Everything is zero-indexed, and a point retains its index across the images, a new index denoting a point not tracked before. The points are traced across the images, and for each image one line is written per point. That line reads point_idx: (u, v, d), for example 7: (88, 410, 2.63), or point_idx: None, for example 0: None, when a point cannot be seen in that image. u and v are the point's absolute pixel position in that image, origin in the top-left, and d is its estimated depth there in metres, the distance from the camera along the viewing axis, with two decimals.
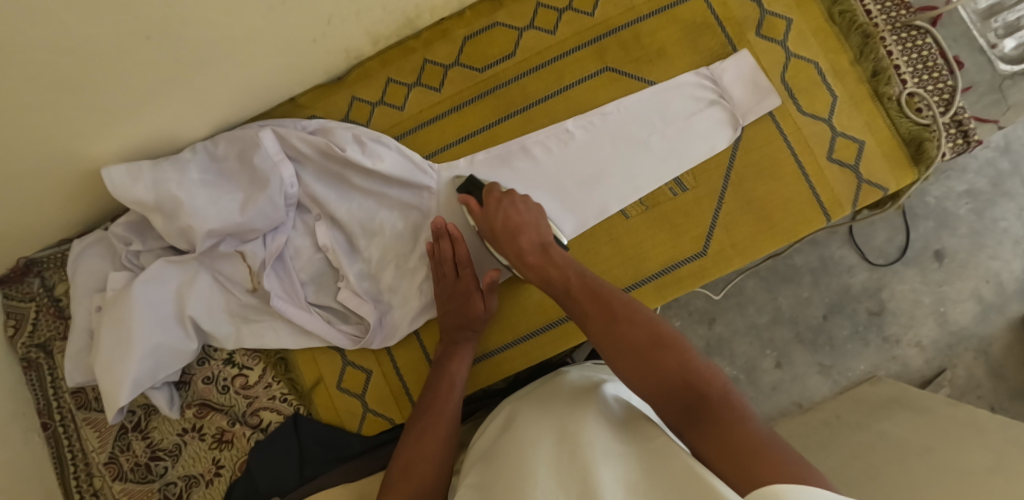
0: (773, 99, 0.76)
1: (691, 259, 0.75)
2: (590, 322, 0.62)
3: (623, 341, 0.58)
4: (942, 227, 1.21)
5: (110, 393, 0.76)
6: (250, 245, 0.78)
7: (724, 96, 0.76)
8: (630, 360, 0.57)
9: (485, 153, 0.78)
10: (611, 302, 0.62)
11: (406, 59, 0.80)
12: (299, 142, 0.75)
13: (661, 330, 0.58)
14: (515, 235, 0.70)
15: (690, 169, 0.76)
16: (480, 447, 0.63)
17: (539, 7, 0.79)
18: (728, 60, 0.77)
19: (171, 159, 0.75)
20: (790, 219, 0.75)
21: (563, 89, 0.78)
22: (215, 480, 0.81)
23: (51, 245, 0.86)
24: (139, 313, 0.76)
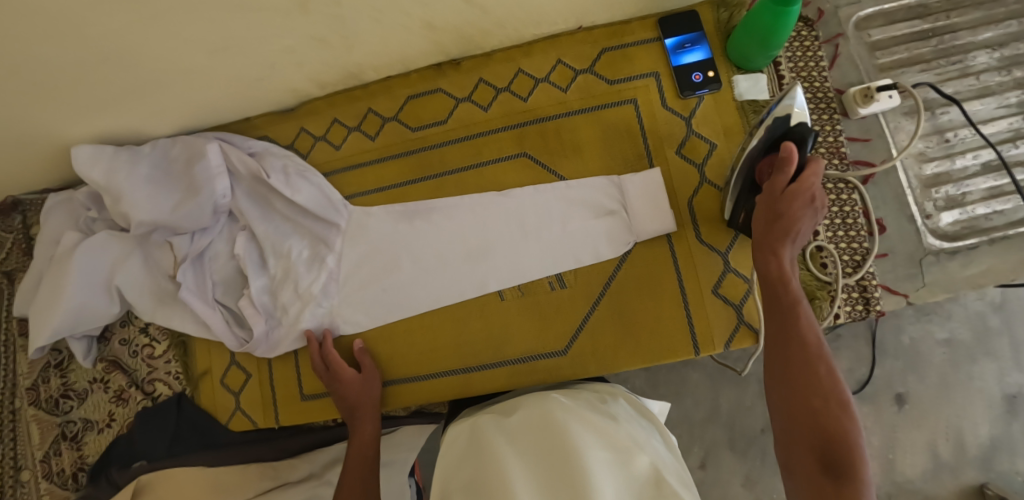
0: (670, 224, 0.76)
1: (551, 355, 0.77)
2: (781, 339, 0.58)
3: (811, 383, 0.55)
4: (910, 369, 0.97)
5: (34, 333, 0.87)
6: (178, 238, 0.86)
7: (625, 208, 0.78)
8: (794, 394, 0.55)
9: (395, 207, 0.83)
10: (808, 330, 0.58)
11: (352, 105, 0.87)
12: (240, 162, 0.84)
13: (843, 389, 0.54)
14: (785, 228, 0.60)
15: (572, 268, 0.78)
16: (459, 458, 0.58)
17: (480, 82, 0.84)
18: (639, 174, 0.78)
19: (130, 150, 0.85)
20: (656, 343, 0.77)
21: (479, 163, 0.82)
22: (105, 429, 0.92)
23: (35, 192, 1.00)
24: (72, 274, 0.85)
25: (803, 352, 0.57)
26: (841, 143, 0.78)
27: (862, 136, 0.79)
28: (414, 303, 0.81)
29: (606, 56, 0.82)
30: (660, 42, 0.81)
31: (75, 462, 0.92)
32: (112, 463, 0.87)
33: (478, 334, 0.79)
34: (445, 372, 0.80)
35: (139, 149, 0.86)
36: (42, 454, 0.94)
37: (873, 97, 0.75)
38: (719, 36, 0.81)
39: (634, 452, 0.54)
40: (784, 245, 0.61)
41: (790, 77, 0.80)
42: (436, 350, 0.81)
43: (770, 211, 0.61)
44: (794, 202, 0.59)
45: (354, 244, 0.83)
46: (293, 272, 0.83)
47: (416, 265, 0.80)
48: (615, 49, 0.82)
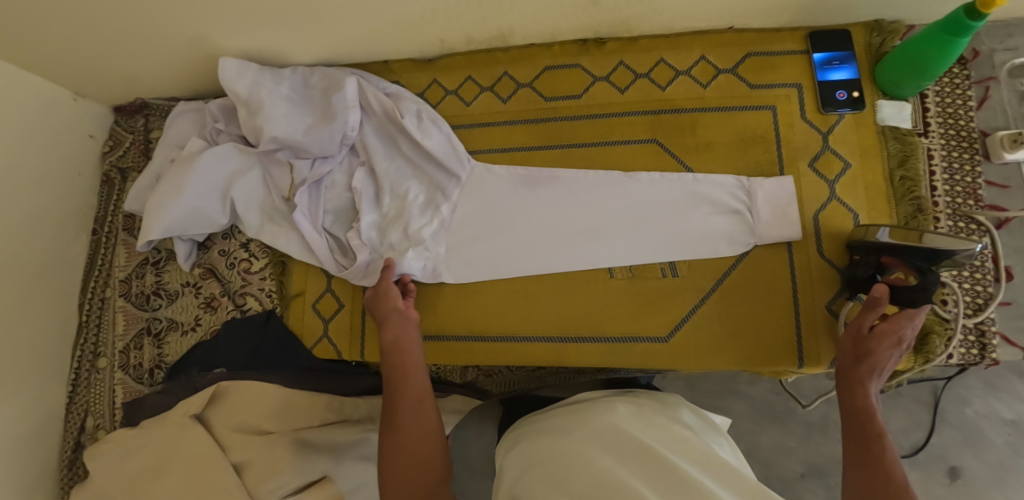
0: (794, 232, 0.76)
1: (652, 340, 0.77)
2: (860, 456, 0.60)
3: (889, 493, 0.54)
4: (967, 445, 1.02)
5: (146, 226, 0.90)
6: (300, 162, 0.89)
7: (750, 209, 0.78)
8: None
9: (517, 169, 0.84)
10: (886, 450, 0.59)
11: (490, 66, 0.89)
12: (377, 100, 0.86)
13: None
14: (871, 354, 0.66)
15: (687, 258, 0.78)
16: (524, 447, 0.69)
17: (620, 65, 0.85)
18: (770, 179, 0.78)
19: (273, 70, 0.88)
20: (756, 349, 0.76)
21: (608, 142, 0.83)
22: (189, 332, 0.94)
23: (164, 98, 1.04)
24: (195, 176, 0.88)
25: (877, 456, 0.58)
26: (978, 184, 0.77)
27: (1000, 182, 0.78)
28: (521, 266, 0.81)
29: (751, 61, 0.82)
30: (807, 55, 0.82)
31: (154, 358, 0.95)
32: (192, 364, 0.89)
33: (580, 306, 0.79)
34: (538, 338, 0.80)
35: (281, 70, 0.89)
36: (122, 345, 0.97)
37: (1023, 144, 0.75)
38: (870, 57, 0.81)
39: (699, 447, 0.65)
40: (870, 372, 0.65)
41: (935, 111, 0.79)
42: (534, 315, 0.80)
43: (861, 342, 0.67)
44: (885, 335, 0.65)
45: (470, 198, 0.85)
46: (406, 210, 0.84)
47: (530, 227, 0.82)
48: (761, 54, 0.82)
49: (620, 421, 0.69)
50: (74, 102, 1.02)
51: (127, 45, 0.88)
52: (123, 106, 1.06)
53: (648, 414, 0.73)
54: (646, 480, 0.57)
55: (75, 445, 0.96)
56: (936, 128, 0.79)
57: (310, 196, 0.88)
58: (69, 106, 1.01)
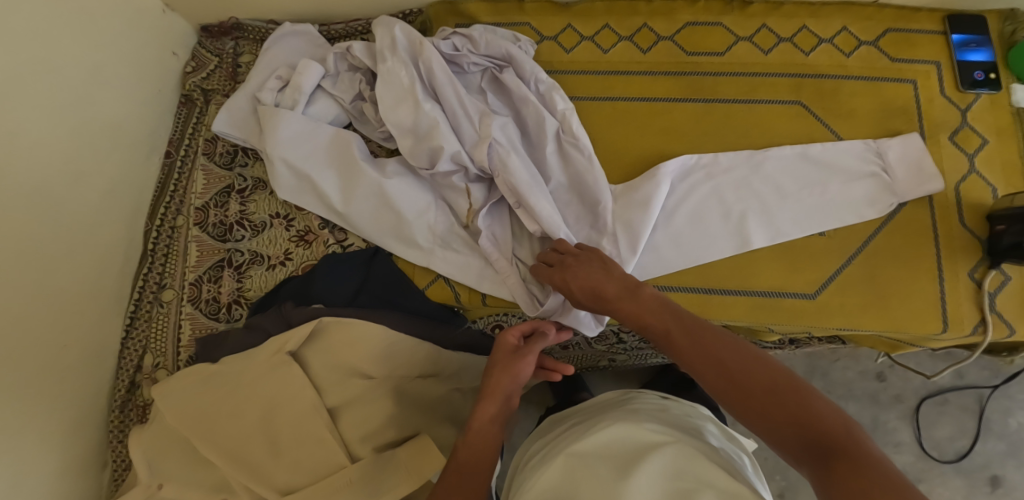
0: (935, 184, 0.77)
1: (799, 296, 0.76)
2: (693, 344, 0.56)
3: (745, 382, 0.51)
4: (1010, 455, 1.25)
5: (278, 177, 0.83)
6: (476, 188, 0.79)
7: (886, 170, 0.79)
8: (746, 391, 0.51)
9: (675, 165, 0.80)
10: (711, 335, 0.56)
11: (630, 16, 0.87)
12: (534, 110, 0.80)
13: (780, 375, 0.51)
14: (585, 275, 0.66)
15: (836, 219, 0.77)
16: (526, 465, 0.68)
17: (763, 28, 0.85)
18: (895, 139, 0.79)
19: (422, 55, 0.80)
20: (901, 312, 0.75)
21: (750, 101, 0.83)
22: (278, 267, 0.86)
23: (260, 21, 0.97)
24: (356, 183, 0.81)
25: (737, 369, 0.52)
26: None
27: None
28: (665, 248, 0.78)
29: (892, 36, 0.84)
30: (946, 36, 0.84)
31: (233, 293, 0.86)
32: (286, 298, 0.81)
33: (722, 260, 0.77)
34: (681, 288, 0.77)
35: (416, 59, 0.80)
36: (193, 277, 0.88)
37: None
38: (1004, 44, 0.83)
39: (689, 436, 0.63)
40: (643, 303, 0.61)
41: None
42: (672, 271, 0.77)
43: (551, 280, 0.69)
44: (569, 264, 0.68)
45: (640, 208, 0.77)
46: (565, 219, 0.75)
47: (686, 232, 0.78)
48: (901, 31, 0.84)
49: (604, 421, 0.67)
50: (162, 14, 0.94)
51: None
52: (211, 27, 0.99)
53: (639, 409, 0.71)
54: (618, 465, 0.57)
55: (128, 385, 0.86)
56: None
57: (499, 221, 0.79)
58: (158, 16, 0.93)
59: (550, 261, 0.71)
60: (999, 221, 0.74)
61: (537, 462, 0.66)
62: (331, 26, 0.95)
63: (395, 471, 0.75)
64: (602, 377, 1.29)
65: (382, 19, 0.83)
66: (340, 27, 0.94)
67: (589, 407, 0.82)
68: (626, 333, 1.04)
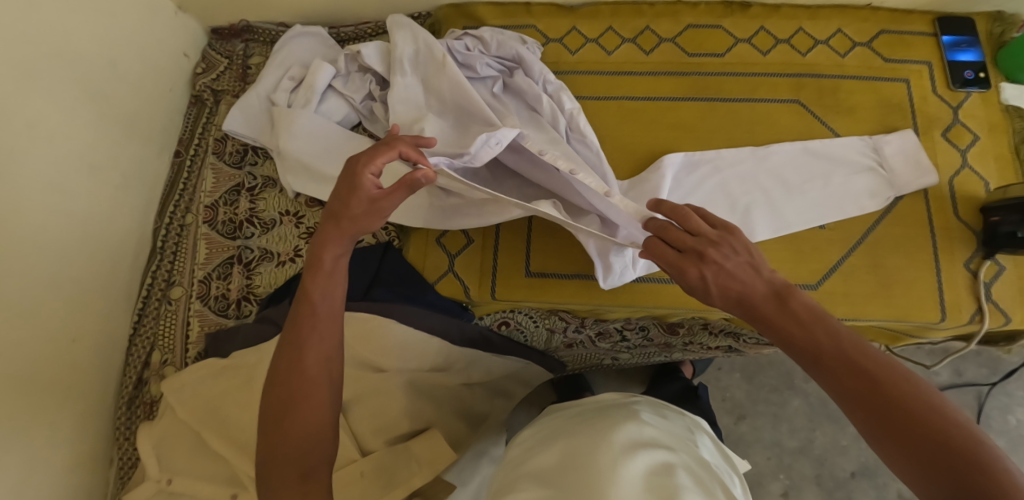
0: (932, 178, 0.79)
1: (802, 287, 0.77)
2: (843, 373, 0.48)
3: (904, 433, 0.44)
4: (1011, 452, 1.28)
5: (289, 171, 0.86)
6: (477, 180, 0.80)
7: (882, 165, 0.81)
8: (904, 443, 0.43)
9: (682, 157, 0.83)
10: (865, 366, 0.47)
11: (634, 19, 0.90)
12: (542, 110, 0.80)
13: (954, 431, 0.42)
14: (722, 265, 0.55)
15: (834, 212, 0.79)
16: (516, 451, 0.68)
17: (761, 30, 0.88)
18: (893, 134, 0.82)
19: (435, 58, 0.81)
20: (903, 301, 0.76)
21: (751, 99, 0.85)
22: (287, 264, 0.86)
23: (271, 23, 1.00)
24: None
25: (900, 413, 0.44)
26: None
27: None
28: None
29: (885, 37, 0.87)
30: (936, 37, 0.87)
31: (242, 289, 0.86)
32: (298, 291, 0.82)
33: None
34: None
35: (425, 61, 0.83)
36: (202, 274, 0.88)
37: None
38: (992, 44, 0.87)
39: (683, 443, 0.61)
40: (797, 319, 0.51)
41: None
42: None
43: (671, 267, 0.57)
44: (706, 255, 0.55)
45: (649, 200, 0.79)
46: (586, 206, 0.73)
47: None
48: (894, 33, 0.88)
49: (602, 416, 0.65)
50: (175, 15, 0.96)
51: None
52: (221, 29, 1.01)
53: (638, 407, 0.69)
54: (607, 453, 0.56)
55: (135, 381, 0.86)
56: None
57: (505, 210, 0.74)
58: (171, 17, 0.95)
59: (678, 244, 0.57)
60: (994, 213, 0.77)
61: (530, 449, 0.65)
62: (341, 28, 0.97)
63: (409, 464, 0.74)
64: (606, 378, 1.30)
65: (403, 23, 0.84)
66: (349, 30, 0.97)
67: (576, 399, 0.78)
68: (630, 331, 1.05)
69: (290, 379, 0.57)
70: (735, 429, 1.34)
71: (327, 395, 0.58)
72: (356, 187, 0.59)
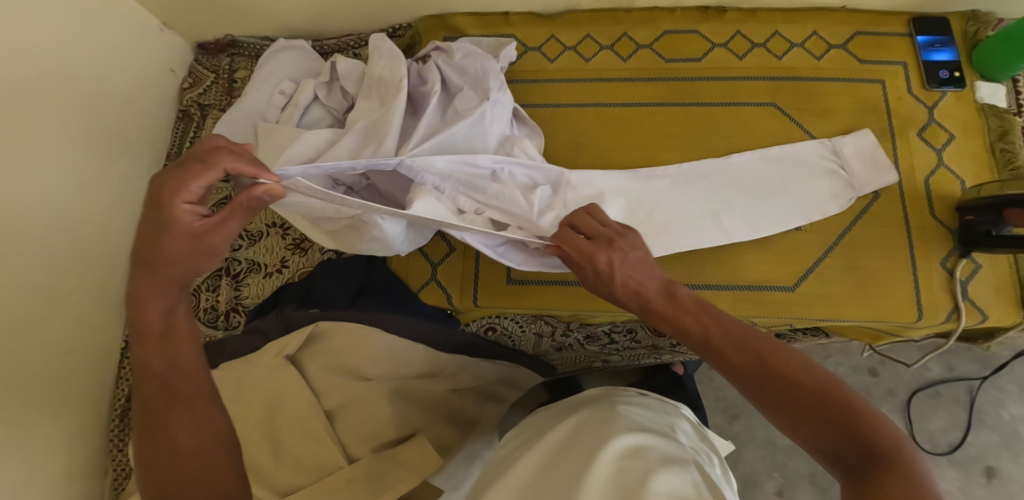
0: (891, 177, 0.80)
1: (780, 289, 0.78)
2: (731, 351, 0.52)
3: (784, 392, 0.49)
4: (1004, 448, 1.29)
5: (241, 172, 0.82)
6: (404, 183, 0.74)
7: (843, 167, 0.81)
8: (788, 399, 0.48)
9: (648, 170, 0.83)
10: (745, 337, 0.52)
11: (611, 25, 0.91)
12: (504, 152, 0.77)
13: (823, 384, 0.48)
14: (626, 256, 0.57)
15: (810, 213, 0.80)
16: (498, 454, 0.69)
17: (738, 34, 0.89)
18: (850, 136, 0.83)
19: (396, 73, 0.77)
20: (882, 301, 0.77)
21: (728, 103, 0.86)
22: (274, 274, 0.88)
23: (255, 37, 1.01)
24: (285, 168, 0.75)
25: (780, 375, 0.49)
26: None
27: None
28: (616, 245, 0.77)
29: (860, 39, 0.88)
30: (911, 38, 0.88)
31: (231, 300, 0.88)
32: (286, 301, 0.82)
33: (706, 256, 0.80)
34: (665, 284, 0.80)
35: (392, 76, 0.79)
36: (192, 286, 0.90)
37: None
38: (967, 43, 0.87)
39: (665, 430, 0.62)
40: (687, 307, 0.55)
41: None
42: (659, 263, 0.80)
43: (581, 254, 0.58)
44: (619, 242, 0.58)
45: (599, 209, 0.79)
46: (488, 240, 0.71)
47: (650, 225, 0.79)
48: (870, 34, 0.88)
49: (585, 410, 0.66)
50: (160, 32, 0.98)
51: None
52: (207, 44, 1.02)
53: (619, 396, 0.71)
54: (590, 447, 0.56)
55: (129, 393, 0.88)
56: None
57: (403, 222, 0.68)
58: (155, 34, 0.96)
59: (590, 233, 0.60)
60: (969, 212, 0.77)
61: (513, 451, 0.66)
62: (324, 41, 0.99)
63: (397, 470, 0.74)
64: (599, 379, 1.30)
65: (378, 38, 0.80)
66: (333, 42, 0.99)
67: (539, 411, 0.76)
68: (618, 333, 1.06)
69: (166, 454, 0.51)
70: (729, 429, 1.34)
71: (216, 447, 0.53)
72: (168, 223, 0.50)
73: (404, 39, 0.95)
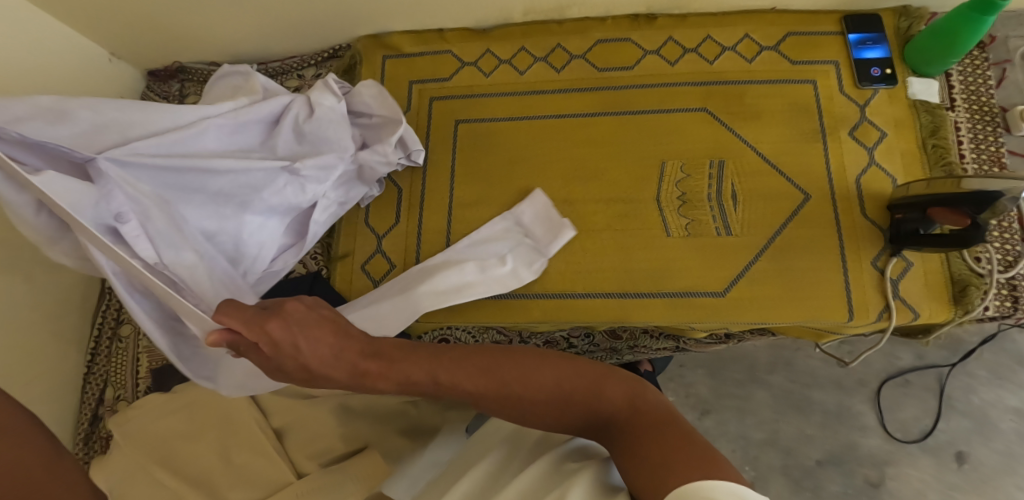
0: (566, 231, 0.83)
1: (709, 294, 0.79)
2: (465, 383, 0.53)
3: (523, 400, 0.52)
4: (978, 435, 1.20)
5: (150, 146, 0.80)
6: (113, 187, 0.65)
7: (526, 234, 0.84)
8: (536, 402, 0.52)
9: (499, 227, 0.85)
10: (467, 356, 0.55)
11: (544, 37, 0.92)
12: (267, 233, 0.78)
13: (553, 374, 0.53)
14: (297, 339, 0.53)
15: (740, 217, 0.81)
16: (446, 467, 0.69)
17: (669, 40, 0.90)
18: (528, 203, 0.85)
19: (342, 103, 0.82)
20: (812, 303, 0.78)
21: (659, 110, 0.87)
22: None
23: (202, 62, 1.03)
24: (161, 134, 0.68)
25: (518, 387, 0.52)
26: (1001, 153, 0.83)
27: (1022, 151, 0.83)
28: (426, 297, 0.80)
29: (792, 39, 0.88)
30: (843, 36, 0.88)
31: None
32: None
33: (638, 264, 0.81)
34: (600, 294, 0.81)
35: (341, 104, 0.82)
36: None
37: None
38: (899, 39, 0.87)
39: None
40: (401, 350, 0.56)
41: (960, 88, 0.85)
42: (593, 274, 0.82)
43: (249, 332, 0.52)
44: (283, 308, 0.54)
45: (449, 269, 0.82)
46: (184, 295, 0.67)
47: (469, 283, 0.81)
48: (801, 34, 0.88)
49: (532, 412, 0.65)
50: (108, 62, 1.00)
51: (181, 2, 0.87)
52: (156, 72, 1.05)
53: None
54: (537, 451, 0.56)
55: (91, 418, 0.91)
56: (961, 104, 0.85)
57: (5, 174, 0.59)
58: (104, 66, 0.99)
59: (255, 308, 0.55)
60: (899, 209, 0.78)
61: (454, 464, 0.66)
62: (269, 64, 1.01)
63: (344, 483, 0.74)
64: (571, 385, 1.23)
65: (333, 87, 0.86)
66: (277, 65, 1.00)
67: (442, 476, 0.70)
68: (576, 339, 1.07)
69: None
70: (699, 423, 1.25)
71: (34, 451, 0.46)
72: None
73: (345, 59, 0.97)
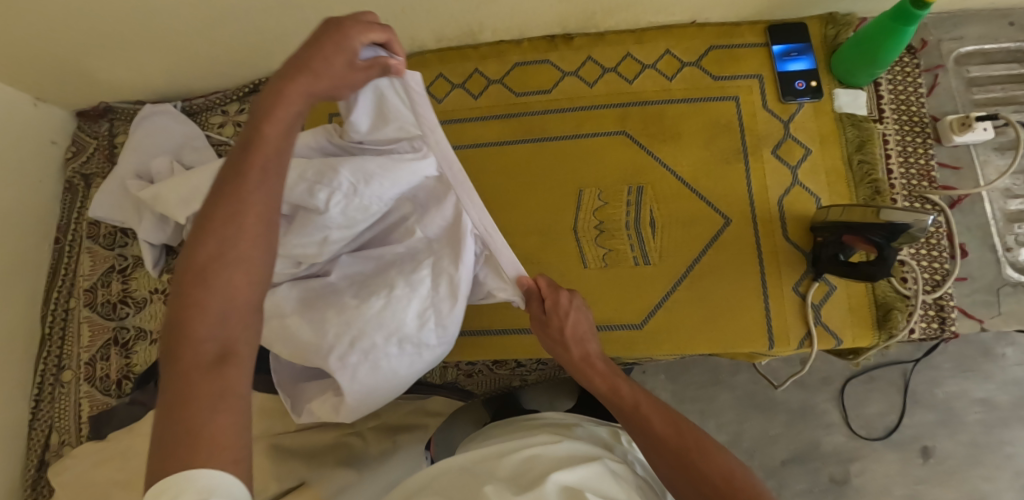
0: None
1: (626, 327, 0.78)
2: (630, 402, 0.57)
3: (673, 452, 0.53)
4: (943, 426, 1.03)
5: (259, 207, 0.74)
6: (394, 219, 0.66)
7: None
8: (668, 454, 0.53)
9: None
10: (688, 428, 0.54)
11: (461, 63, 0.90)
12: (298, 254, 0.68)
13: (710, 450, 0.52)
14: (580, 321, 0.61)
15: (657, 246, 0.79)
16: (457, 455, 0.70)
17: (588, 60, 0.87)
18: None
19: None
20: (731, 332, 0.77)
21: (577, 136, 0.85)
22: (158, 341, 0.91)
23: (129, 102, 1.02)
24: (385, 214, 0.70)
25: (665, 432, 0.54)
26: (931, 166, 0.80)
27: (952, 163, 0.81)
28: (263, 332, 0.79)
29: (713, 53, 0.85)
30: (767, 48, 0.85)
31: (121, 369, 0.91)
32: (164, 371, 0.87)
33: None
34: None
35: None
36: (88, 357, 0.93)
37: (970, 126, 0.78)
38: (826, 48, 0.84)
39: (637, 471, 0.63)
40: (601, 372, 0.60)
41: (888, 98, 0.82)
42: None
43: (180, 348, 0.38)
44: (560, 287, 0.61)
45: None
46: (371, 354, 0.61)
47: None
48: (723, 48, 0.85)
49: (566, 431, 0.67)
50: (34, 106, 0.97)
51: (88, 48, 0.85)
52: (87, 112, 1.03)
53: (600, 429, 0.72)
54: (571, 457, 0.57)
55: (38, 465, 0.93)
56: (890, 115, 0.82)
57: (376, 94, 0.55)
58: (29, 109, 0.96)
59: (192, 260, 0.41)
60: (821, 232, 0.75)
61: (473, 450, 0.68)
62: (193, 100, 1.00)
63: None
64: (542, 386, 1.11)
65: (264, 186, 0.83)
66: (200, 101, 1.00)
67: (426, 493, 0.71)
68: None
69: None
70: None
71: None
72: None
73: None
